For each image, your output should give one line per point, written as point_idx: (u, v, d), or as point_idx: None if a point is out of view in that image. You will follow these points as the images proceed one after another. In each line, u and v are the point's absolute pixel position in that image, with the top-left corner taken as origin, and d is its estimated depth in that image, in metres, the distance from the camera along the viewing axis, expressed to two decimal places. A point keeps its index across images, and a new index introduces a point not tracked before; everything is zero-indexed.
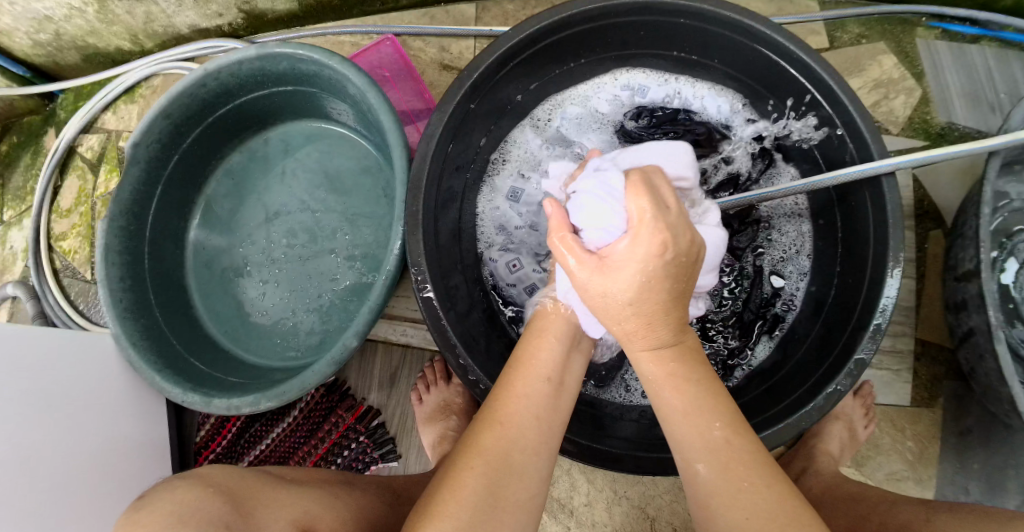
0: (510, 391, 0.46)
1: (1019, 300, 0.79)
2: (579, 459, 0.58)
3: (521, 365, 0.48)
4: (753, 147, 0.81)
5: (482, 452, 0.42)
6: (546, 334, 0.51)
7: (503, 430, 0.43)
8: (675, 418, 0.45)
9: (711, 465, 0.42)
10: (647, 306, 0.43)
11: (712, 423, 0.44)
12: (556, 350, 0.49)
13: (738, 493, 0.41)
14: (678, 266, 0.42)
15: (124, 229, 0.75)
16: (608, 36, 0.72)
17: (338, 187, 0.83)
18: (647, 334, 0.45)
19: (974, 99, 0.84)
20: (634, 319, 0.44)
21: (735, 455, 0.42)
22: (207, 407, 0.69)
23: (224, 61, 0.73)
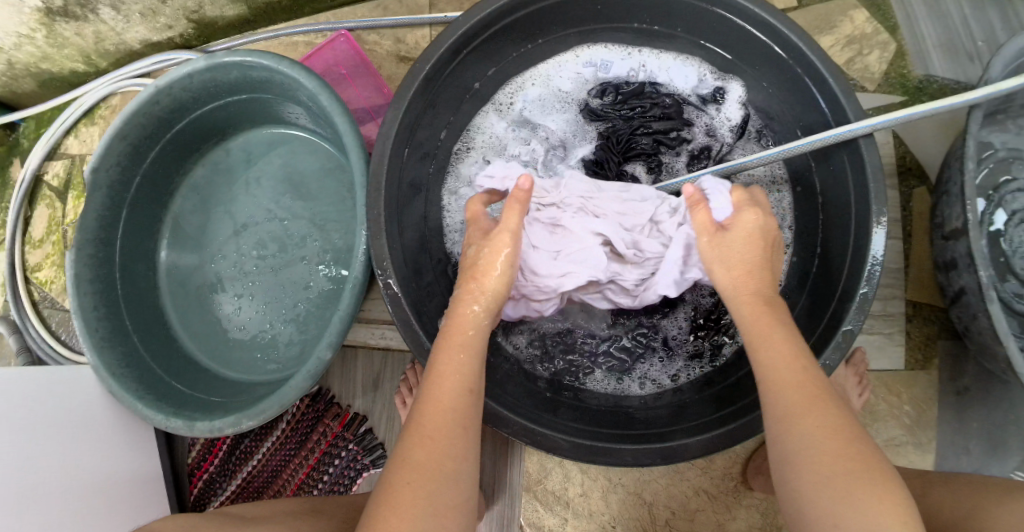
0: (431, 408, 0.44)
1: (1010, 253, 0.78)
2: (569, 457, 0.57)
3: (437, 377, 0.45)
4: (729, 113, 0.77)
5: (417, 470, 0.41)
6: (459, 338, 0.47)
7: (428, 449, 0.42)
8: (762, 343, 0.45)
9: (791, 387, 0.42)
10: (758, 259, 0.49)
11: (796, 353, 0.44)
12: (472, 356, 0.47)
13: (817, 410, 0.41)
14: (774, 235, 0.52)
15: (93, 256, 0.73)
16: (563, 13, 0.70)
17: (304, 192, 0.81)
18: (749, 284, 0.49)
19: (951, 48, 0.81)
20: (740, 269, 0.49)
21: (813, 380, 0.43)
22: (191, 430, 0.68)
23: (175, 75, 0.70)
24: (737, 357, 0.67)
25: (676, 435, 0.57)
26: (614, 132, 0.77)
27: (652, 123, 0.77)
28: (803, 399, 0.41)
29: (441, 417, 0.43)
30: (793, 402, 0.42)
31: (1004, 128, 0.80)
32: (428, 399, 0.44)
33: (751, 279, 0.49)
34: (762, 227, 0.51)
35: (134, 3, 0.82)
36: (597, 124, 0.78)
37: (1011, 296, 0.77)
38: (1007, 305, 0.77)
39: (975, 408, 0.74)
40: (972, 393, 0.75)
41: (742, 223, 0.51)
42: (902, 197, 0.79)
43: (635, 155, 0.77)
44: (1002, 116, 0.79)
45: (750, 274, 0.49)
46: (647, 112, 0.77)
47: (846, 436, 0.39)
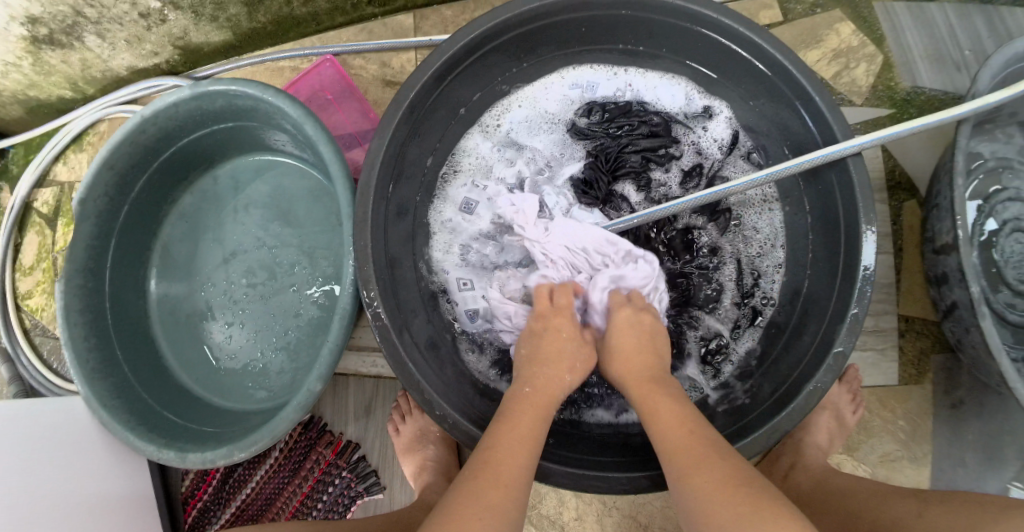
0: (509, 454, 0.50)
1: (1001, 264, 0.77)
2: (567, 486, 0.57)
3: (516, 432, 0.52)
4: (715, 131, 0.77)
5: (487, 506, 0.46)
6: (536, 407, 0.56)
7: (504, 489, 0.48)
8: (654, 421, 0.53)
9: (676, 454, 0.49)
10: (627, 345, 0.61)
11: (679, 419, 0.51)
12: (542, 422, 0.55)
13: (698, 467, 0.46)
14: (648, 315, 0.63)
15: (81, 287, 0.73)
16: (548, 36, 0.70)
17: (292, 219, 0.80)
18: (629, 367, 0.59)
19: (937, 59, 0.81)
20: (624, 358, 0.60)
21: (693, 443, 0.49)
22: (182, 462, 0.67)
23: (160, 106, 0.70)
24: None
25: None
26: (603, 151, 0.77)
27: (640, 142, 0.76)
28: (687, 455, 0.48)
29: (516, 465, 0.50)
30: (680, 457, 0.48)
31: (993, 137, 0.80)
32: (504, 449, 0.51)
33: (634, 365, 0.59)
34: (630, 314, 0.63)
35: (118, 31, 0.82)
36: (584, 144, 0.78)
37: (1004, 307, 0.77)
38: (1000, 316, 0.76)
39: (970, 422, 0.74)
40: (966, 406, 0.74)
41: (616, 319, 0.63)
42: (893, 210, 0.78)
43: (624, 175, 0.76)
44: (991, 126, 0.79)
45: (632, 362, 0.59)
46: (634, 130, 0.77)
47: (730, 481, 0.45)
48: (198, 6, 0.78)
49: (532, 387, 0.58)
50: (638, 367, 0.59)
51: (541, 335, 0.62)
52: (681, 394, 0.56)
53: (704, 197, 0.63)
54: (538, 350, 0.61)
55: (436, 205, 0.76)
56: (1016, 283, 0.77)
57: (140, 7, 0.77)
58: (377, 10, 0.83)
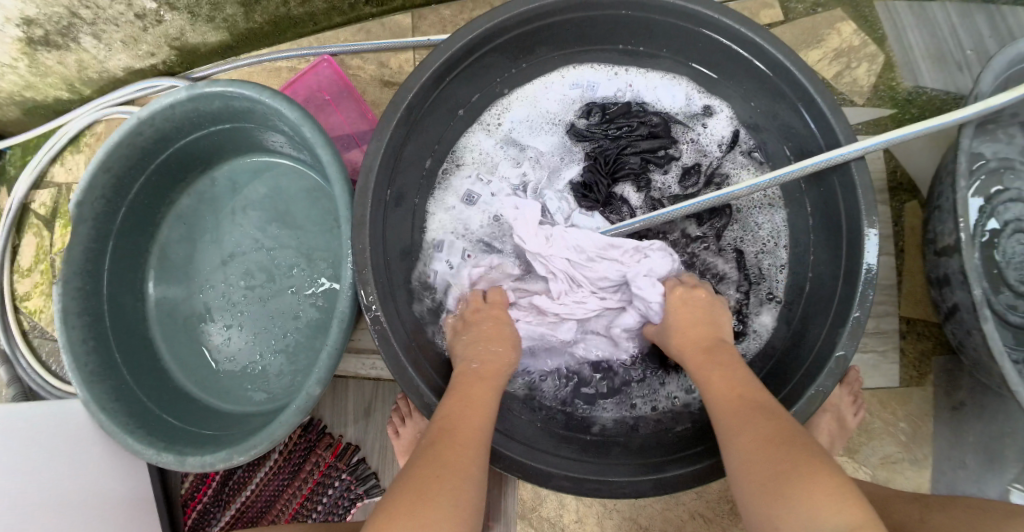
0: (464, 420, 0.51)
1: (1003, 265, 0.77)
2: (571, 493, 0.57)
3: (467, 402, 0.53)
4: (716, 131, 0.76)
5: (437, 463, 0.46)
6: (483, 381, 0.57)
7: (463, 449, 0.48)
8: (709, 391, 0.53)
9: (727, 417, 0.49)
10: (686, 324, 0.61)
11: (732, 387, 0.52)
12: (490, 392, 0.56)
13: (745, 427, 0.46)
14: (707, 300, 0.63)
15: (79, 290, 0.73)
16: (548, 36, 0.69)
17: (291, 221, 0.80)
18: (692, 343, 0.59)
19: (940, 58, 0.80)
20: (683, 334, 0.60)
21: (743, 409, 0.49)
22: (181, 465, 0.67)
23: (156, 107, 0.70)
24: None
25: (671, 467, 0.57)
26: (602, 152, 0.77)
27: (639, 143, 0.76)
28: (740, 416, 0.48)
29: (471, 428, 0.50)
30: (731, 419, 0.48)
31: (995, 138, 0.79)
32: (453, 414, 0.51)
33: (692, 336, 0.60)
34: (684, 294, 0.63)
35: (114, 32, 0.81)
36: (584, 145, 0.78)
37: (1006, 308, 0.76)
38: (1001, 317, 0.76)
39: (971, 423, 0.74)
40: (967, 407, 0.74)
41: (671, 300, 0.63)
42: (894, 211, 0.78)
43: (623, 176, 0.76)
44: (993, 126, 0.78)
45: (688, 332, 0.61)
46: (634, 131, 0.77)
47: (780, 439, 0.44)
48: (194, 7, 0.78)
49: (476, 361, 0.60)
50: (692, 340, 0.60)
51: (481, 325, 0.64)
52: (739, 364, 0.55)
53: (705, 201, 0.62)
54: (478, 334, 0.63)
55: (435, 201, 0.75)
56: (1017, 284, 0.77)
57: (136, 8, 0.76)
58: (375, 10, 0.83)
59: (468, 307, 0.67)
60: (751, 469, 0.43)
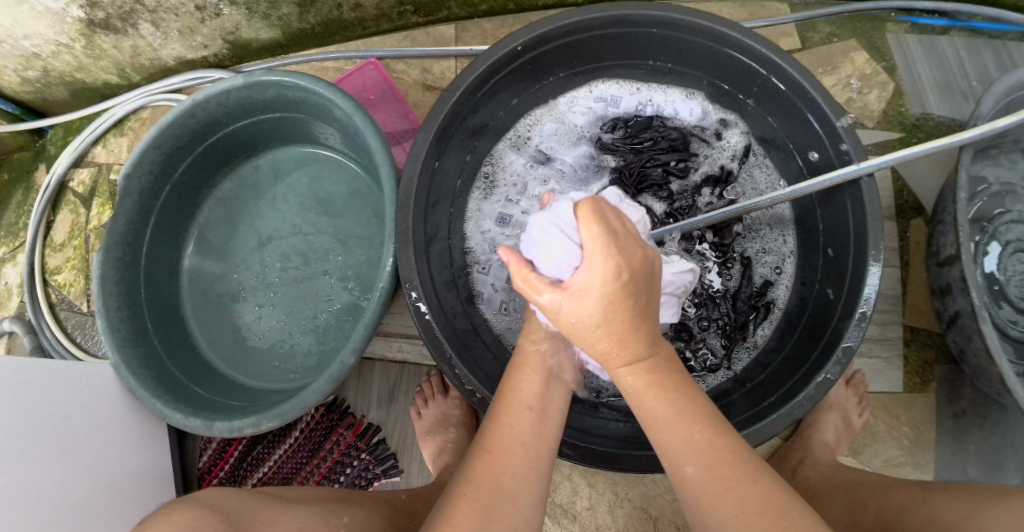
0: (497, 425, 0.48)
1: (1004, 282, 0.81)
2: (582, 463, 0.59)
3: (501, 401, 0.50)
4: (738, 146, 0.81)
5: (474, 480, 0.44)
6: (527, 366, 0.53)
7: (496, 460, 0.45)
8: (662, 425, 0.45)
9: (698, 466, 0.42)
10: (615, 327, 0.44)
11: (696, 423, 0.44)
12: (535, 381, 0.51)
13: (724, 490, 0.40)
14: (633, 284, 0.43)
15: (120, 259, 0.76)
16: (584, 51, 0.74)
17: (328, 209, 0.84)
18: (621, 352, 0.45)
19: (946, 88, 0.86)
20: (609, 340, 0.45)
21: (718, 454, 0.42)
22: (209, 430, 0.70)
23: (212, 92, 0.74)
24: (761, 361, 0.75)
25: None
26: (626, 165, 0.83)
27: (660, 156, 0.82)
28: (728, 517, 0.39)
29: (505, 433, 0.47)
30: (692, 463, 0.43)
31: (998, 163, 0.84)
32: (490, 419, 0.49)
33: (617, 339, 0.45)
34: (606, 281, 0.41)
35: (173, 22, 0.86)
36: (609, 157, 0.84)
37: (1006, 322, 0.80)
38: (1002, 331, 0.80)
39: (972, 430, 0.77)
40: (969, 416, 0.77)
41: (602, 297, 0.43)
42: (900, 227, 0.82)
43: (647, 188, 0.81)
44: (996, 152, 0.83)
45: (613, 334, 0.44)
46: (655, 144, 0.82)
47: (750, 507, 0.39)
48: (253, 4, 0.83)
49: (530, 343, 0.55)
50: (635, 350, 0.45)
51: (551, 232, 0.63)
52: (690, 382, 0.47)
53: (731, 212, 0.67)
54: None
55: (468, 224, 0.80)
56: (1018, 300, 0.81)
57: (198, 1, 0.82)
58: (422, 20, 0.88)
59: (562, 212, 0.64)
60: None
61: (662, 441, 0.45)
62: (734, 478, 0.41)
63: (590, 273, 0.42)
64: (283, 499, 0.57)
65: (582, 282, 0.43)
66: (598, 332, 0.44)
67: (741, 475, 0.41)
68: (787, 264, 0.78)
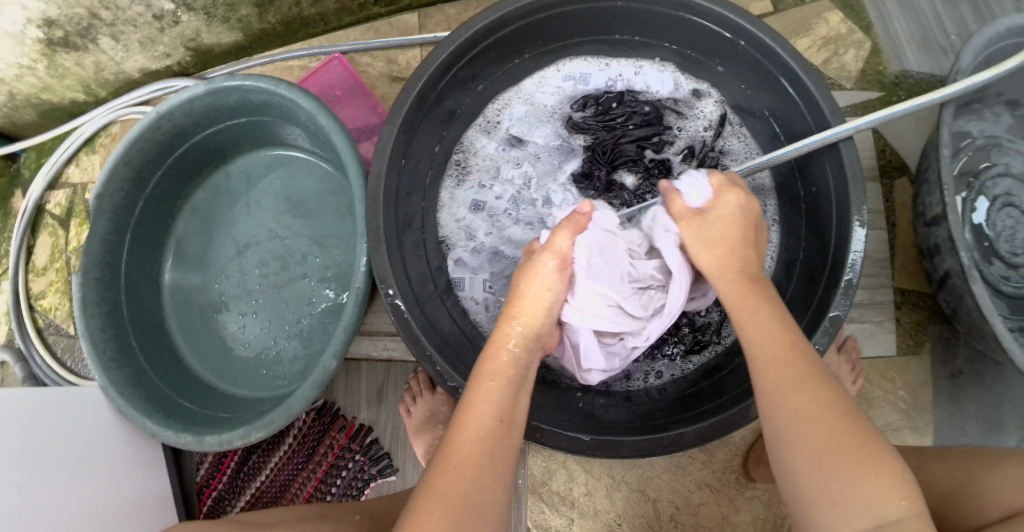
0: (462, 433, 0.45)
1: (994, 237, 0.80)
2: (585, 455, 0.58)
3: (467, 406, 0.46)
4: (714, 113, 0.79)
5: (440, 497, 0.41)
6: (491, 368, 0.48)
7: (460, 474, 0.42)
8: (771, 360, 0.42)
9: (805, 402, 0.39)
10: (734, 235, 0.52)
11: (805, 363, 0.41)
12: (502, 384, 0.48)
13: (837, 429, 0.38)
14: (749, 213, 0.54)
15: (99, 280, 0.75)
16: (550, 29, 0.73)
17: (302, 211, 0.83)
18: (732, 262, 0.51)
19: (925, 42, 0.84)
20: (722, 249, 0.51)
21: (830, 399, 0.39)
22: (200, 445, 0.69)
23: (175, 102, 0.73)
24: None
25: (680, 426, 0.58)
26: (599, 142, 0.80)
27: (633, 131, 0.79)
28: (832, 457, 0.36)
29: (471, 442, 0.44)
30: (794, 394, 0.40)
31: (981, 117, 0.82)
32: (454, 428, 0.45)
33: (726, 248, 0.51)
34: (738, 203, 0.53)
35: (132, 34, 0.85)
36: (581, 137, 0.81)
37: (998, 278, 0.79)
38: (994, 288, 0.79)
39: (969, 390, 0.76)
40: (965, 375, 0.76)
41: (725, 206, 0.53)
42: (885, 189, 0.81)
43: (622, 164, 0.78)
44: (979, 106, 0.82)
45: (727, 243, 0.52)
46: (627, 120, 0.80)
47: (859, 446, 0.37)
48: (210, 8, 0.82)
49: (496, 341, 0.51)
50: (744, 264, 0.51)
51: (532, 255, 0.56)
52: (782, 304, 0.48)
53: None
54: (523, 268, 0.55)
55: (441, 214, 0.78)
56: (1009, 256, 0.79)
57: (155, 10, 0.80)
58: (384, 10, 0.87)
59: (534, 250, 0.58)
60: (810, 458, 0.37)
61: (769, 377, 0.42)
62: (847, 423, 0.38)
63: (724, 185, 0.55)
64: (256, 524, 0.59)
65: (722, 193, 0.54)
66: (720, 239, 0.52)
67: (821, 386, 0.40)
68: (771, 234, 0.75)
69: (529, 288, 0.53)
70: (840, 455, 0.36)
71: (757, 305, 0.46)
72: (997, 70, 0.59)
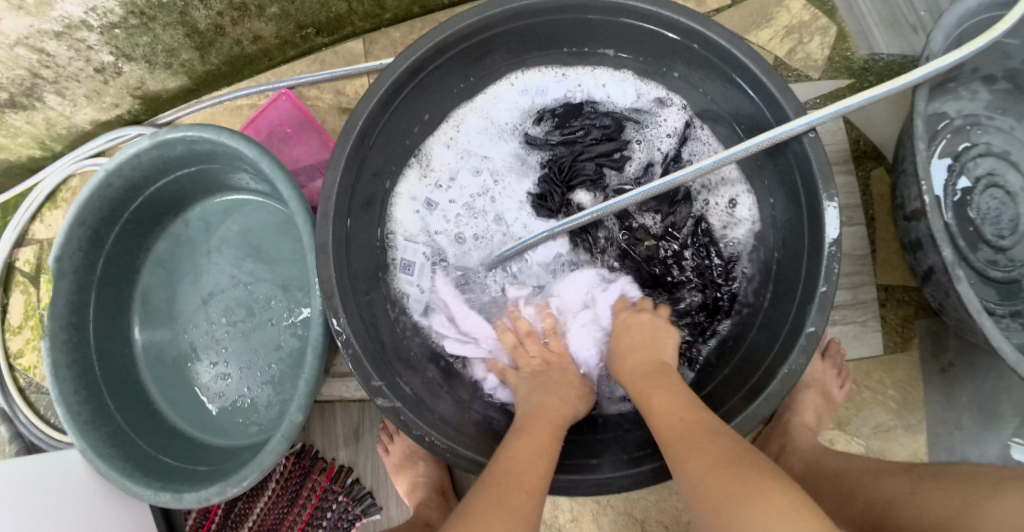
0: (525, 463, 0.50)
1: (979, 222, 0.77)
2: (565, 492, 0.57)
3: (532, 444, 0.52)
4: (682, 115, 0.76)
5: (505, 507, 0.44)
6: (545, 426, 0.55)
7: (529, 495, 0.46)
8: (672, 439, 0.47)
9: (696, 468, 0.43)
10: (630, 331, 0.64)
11: (704, 429, 0.47)
12: (555, 440, 0.54)
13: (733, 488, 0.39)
14: (646, 316, 0.66)
15: (67, 342, 0.74)
16: (496, 46, 0.70)
17: (263, 254, 0.81)
18: (632, 354, 0.61)
19: (892, 21, 0.80)
20: (627, 346, 0.62)
21: (719, 458, 0.42)
22: (179, 503, 0.67)
23: (122, 158, 0.71)
24: (730, 342, 0.70)
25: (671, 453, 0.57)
26: (558, 159, 0.77)
27: (594, 147, 0.77)
28: (722, 492, 0.39)
29: (535, 471, 0.49)
30: (679, 446, 0.46)
31: (958, 96, 0.79)
32: (516, 459, 0.50)
33: (631, 348, 0.62)
34: (630, 316, 0.66)
35: (77, 88, 0.83)
36: (536, 153, 0.78)
37: (986, 264, 0.76)
38: (983, 274, 0.76)
39: (962, 383, 0.74)
40: (957, 369, 0.74)
41: (618, 321, 0.67)
42: (861, 181, 0.78)
43: (579, 183, 0.76)
44: (954, 84, 0.78)
45: (631, 345, 0.62)
46: (587, 134, 0.77)
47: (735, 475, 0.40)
48: (151, 56, 0.80)
49: (541, 407, 0.58)
50: (641, 358, 0.60)
51: (542, 370, 0.65)
52: (679, 383, 0.56)
53: (656, 187, 0.61)
54: (547, 380, 0.63)
55: (397, 239, 0.75)
56: (995, 239, 0.76)
57: (95, 64, 0.79)
58: (327, 40, 0.85)
59: (528, 355, 0.68)
60: (704, 492, 0.40)
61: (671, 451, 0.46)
62: (742, 466, 0.41)
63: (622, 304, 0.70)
64: None
65: (626, 308, 0.68)
66: (631, 340, 0.63)
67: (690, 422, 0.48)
68: (742, 196, 0.72)
69: (558, 381, 0.63)
70: (733, 487, 0.39)
71: (661, 391, 0.54)
72: (965, 49, 0.55)
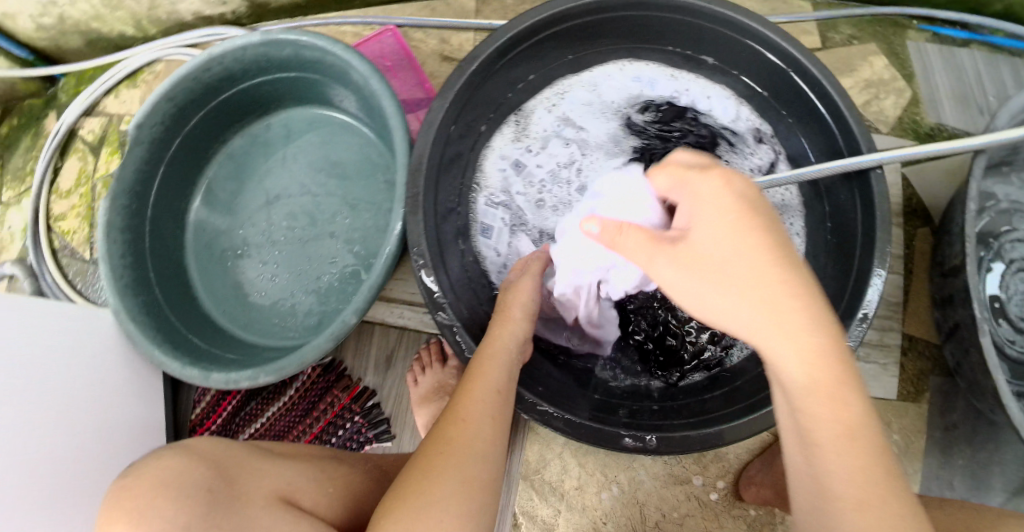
0: (468, 396, 0.53)
1: (1005, 299, 0.82)
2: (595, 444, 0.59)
3: (473, 374, 0.54)
4: (776, 142, 0.79)
5: (447, 443, 0.49)
6: (489, 350, 0.57)
7: (466, 425, 0.51)
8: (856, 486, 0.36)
9: None
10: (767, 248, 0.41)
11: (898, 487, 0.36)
12: (501, 365, 0.56)
13: None
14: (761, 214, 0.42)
15: (127, 207, 0.75)
16: (610, 28, 0.74)
17: (339, 172, 0.84)
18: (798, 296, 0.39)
19: (963, 99, 0.86)
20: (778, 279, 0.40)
21: None
22: (206, 380, 0.69)
23: (229, 46, 0.73)
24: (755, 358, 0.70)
25: (705, 425, 0.59)
26: (649, 146, 0.79)
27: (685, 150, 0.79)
28: None
29: (476, 397, 0.53)
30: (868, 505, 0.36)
31: (1009, 180, 0.85)
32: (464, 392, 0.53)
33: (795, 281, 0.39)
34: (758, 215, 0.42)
35: None
36: (634, 138, 0.81)
37: (1005, 340, 0.81)
38: (1000, 348, 0.81)
39: (962, 443, 0.78)
40: (960, 430, 0.78)
41: (736, 223, 0.41)
42: (906, 236, 0.83)
43: None
44: (1007, 169, 0.84)
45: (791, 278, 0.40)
46: (684, 136, 0.80)
47: None
48: None
49: (490, 337, 0.59)
50: (816, 311, 0.39)
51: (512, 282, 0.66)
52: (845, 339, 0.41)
53: None
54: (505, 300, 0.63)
55: (485, 175, 0.79)
56: (1017, 319, 0.82)
57: None
58: None
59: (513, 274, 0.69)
60: None
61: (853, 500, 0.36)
62: None
63: (723, 199, 0.42)
64: (274, 451, 0.59)
65: (737, 203, 0.42)
66: (778, 271, 0.40)
67: (868, 437, 0.37)
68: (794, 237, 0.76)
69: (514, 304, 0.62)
70: None
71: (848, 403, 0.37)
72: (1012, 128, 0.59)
